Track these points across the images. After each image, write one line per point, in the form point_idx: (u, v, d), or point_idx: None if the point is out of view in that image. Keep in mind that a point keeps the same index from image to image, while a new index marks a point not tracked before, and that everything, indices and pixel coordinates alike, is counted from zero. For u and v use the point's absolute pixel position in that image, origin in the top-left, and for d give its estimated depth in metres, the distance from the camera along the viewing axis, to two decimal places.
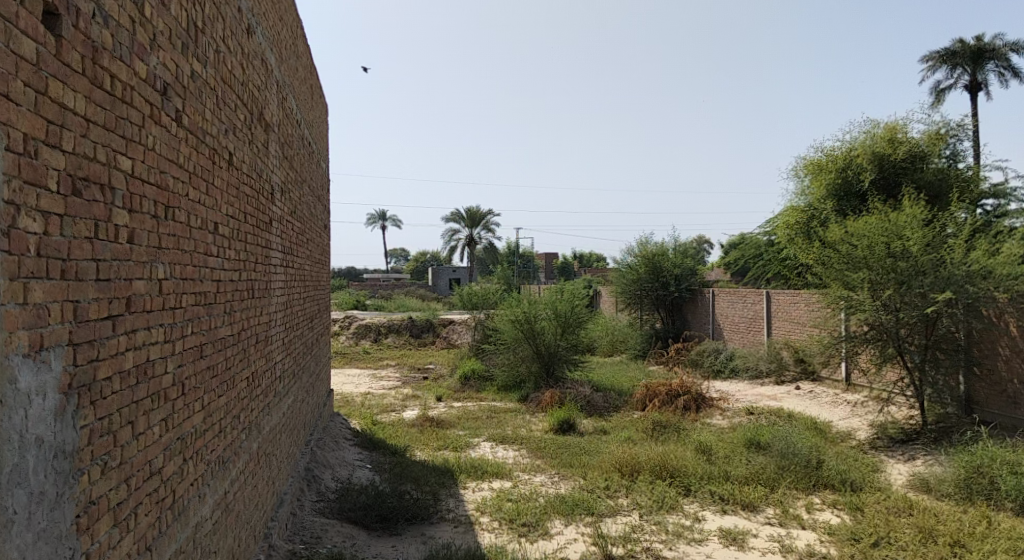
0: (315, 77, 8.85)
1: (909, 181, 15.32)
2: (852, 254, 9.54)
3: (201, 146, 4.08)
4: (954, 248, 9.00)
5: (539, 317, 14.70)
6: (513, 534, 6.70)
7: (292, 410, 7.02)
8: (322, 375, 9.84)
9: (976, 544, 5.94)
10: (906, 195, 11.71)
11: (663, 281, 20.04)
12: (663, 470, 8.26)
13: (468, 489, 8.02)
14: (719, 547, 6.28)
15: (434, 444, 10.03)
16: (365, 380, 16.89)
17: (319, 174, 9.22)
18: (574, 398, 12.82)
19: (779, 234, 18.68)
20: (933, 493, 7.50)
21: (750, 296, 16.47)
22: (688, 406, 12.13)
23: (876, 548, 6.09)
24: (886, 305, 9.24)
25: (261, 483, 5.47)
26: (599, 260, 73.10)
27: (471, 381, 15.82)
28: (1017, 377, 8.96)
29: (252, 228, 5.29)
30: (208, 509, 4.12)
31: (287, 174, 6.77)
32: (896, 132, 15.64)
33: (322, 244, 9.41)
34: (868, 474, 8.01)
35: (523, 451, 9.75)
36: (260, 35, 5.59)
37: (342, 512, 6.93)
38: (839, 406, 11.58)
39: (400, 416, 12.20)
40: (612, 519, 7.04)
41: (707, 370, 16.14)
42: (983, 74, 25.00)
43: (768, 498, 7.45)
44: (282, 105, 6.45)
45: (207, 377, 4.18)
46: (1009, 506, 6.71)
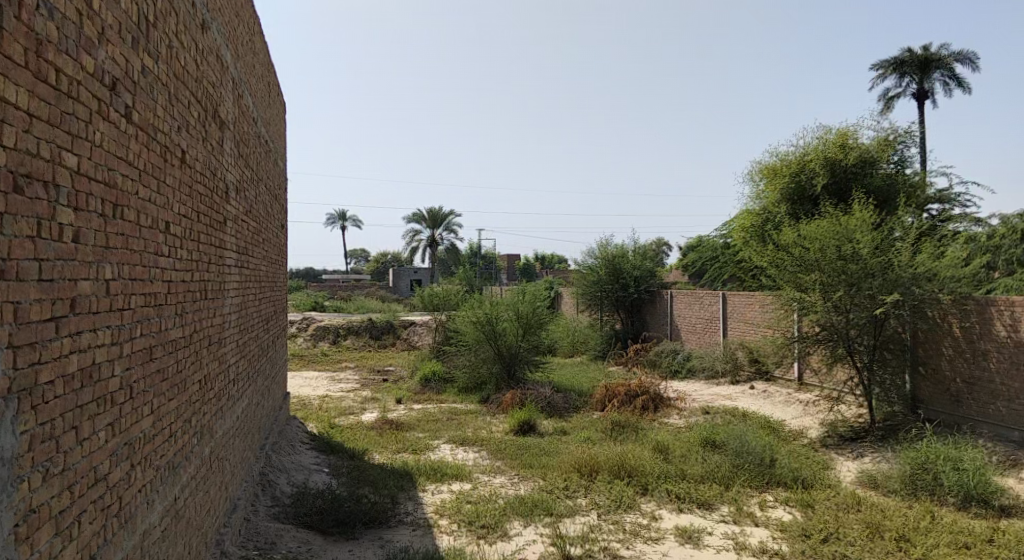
0: (273, 74, 8.70)
1: (859, 186, 15.77)
2: (804, 256, 9.79)
3: (152, 144, 3.98)
4: (901, 251, 9.27)
5: (501, 318, 14.71)
6: (472, 536, 6.68)
7: (245, 413, 6.87)
8: (279, 378, 9.67)
9: (920, 538, 6.13)
10: (856, 201, 12.01)
11: (623, 282, 20.25)
12: (621, 469, 8.33)
13: (428, 492, 7.97)
14: (675, 546, 6.36)
15: (393, 446, 9.93)
16: (323, 383, 16.65)
17: (276, 173, 9.07)
18: (535, 399, 12.81)
19: (735, 237, 19.03)
20: (880, 489, 7.71)
21: (706, 297, 16.74)
22: (646, 406, 12.27)
23: (825, 543, 6.24)
24: (837, 306, 9.51)
25: (214, 487, 5.36)
26: (560, 262, 73.58)
27: (432, 383, 15.74)
28: (960, 376, 9.15)
29: (205, 228, 5.18)
30: (156, 516, 4.01)
31: (242, 173, 6.63)
32: (847, 138, 16.08)
33: (278, 244, 9.26)
34: (819, 471, 8.22)
35: (483, 453, 9.73)
36: (215, 31, 5.47)
37: (298, 516, 6.83)
38: (792, 405, 11.83)
39: (358, 419, 12.07)
40: (571, 519, 7.08)
41: (665, 370, 16.35)
42: (930, 82, 25.86)
43: (722, 496, 7.58)
44: (237, 102, 6.32)
45: (157, 380, 4.08)
46: (951, 500, 6.99)
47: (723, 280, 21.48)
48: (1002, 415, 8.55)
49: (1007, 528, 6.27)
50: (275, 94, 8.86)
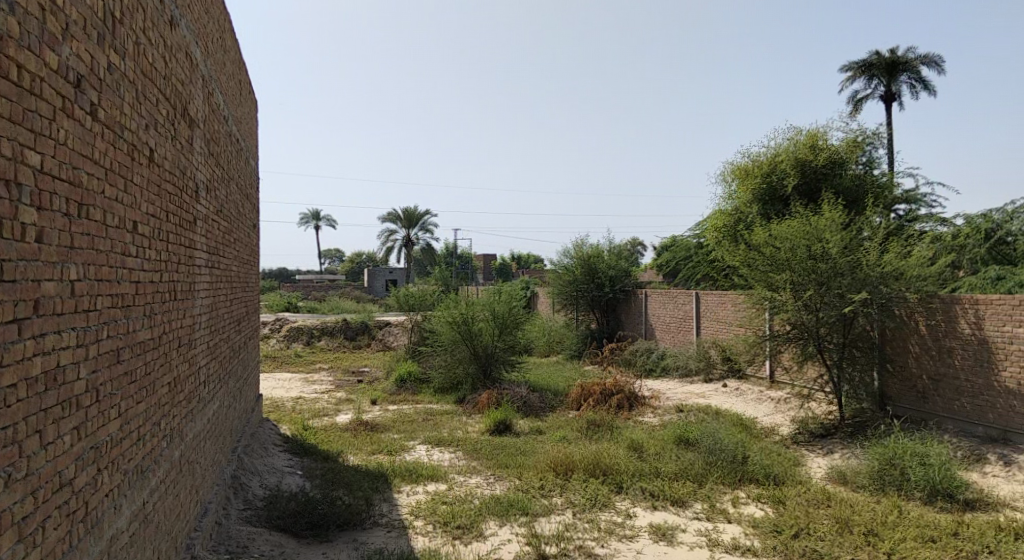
0: (244, 72, 8.58)
1: (829, 186, 16.03)
2: (775, 256, 9.91)
3: (120, 142, 3.91)
4: (869, 250, 9.43)
5: (477, 318, 14.68)
6: (447, 537, 6.66)
7: (217, 416, 6.76)
8: (251, 380, 9.55)
9: (888, 532, 6.24)
10: (825, 201, 12.20)
11: (598, 282, 20.34)
12: (596, 468, 8.36)
13: (403, 493, 7.93)
14: (649, 543, 6.40)
15: (367, 448, 9.86)
16: (297, 385, 16.47)
17: (247, 172, 8.94)
18: (511, 398, 12.79)
19: (708, 237, 19.23)
20: (849, 485, 7.83)
21: (680, 296, 16.89)
22: (621, 404, 12.34)
23: (796, 539, 6.33)
24: (807, 305, 9.65)
25: (184, 491, 5.28)
26: (536, 261, 73.73)
27: (407, 384, 15.67)
28: (926, 373, 9.31)
29: (174, 228, 5.09)
30: (124, 521, 3.94)
31: (212, 171, 6.53)
32: (816, 139, 16.35)
33: (250, 244, 9.14)
34: (790, 468, 8.34)
35: (459, 453, 9.70)
36: (184, 27, 5.39)
37: (271, 520, 6.76)
38: (764, 403, 11.98)
39: (333, 421, 11.97)
40: (546, 518, 7.09)
41: (639, 369, 16.47)
42: (897, 85, 26.37)
43: (696, 493, 7.65)
44: (207, 100, 6.23)
45: (124, 382, 4.00)
46: (918, 495, 7.13)
47: (696, 280, 21.71)
48: (968, 411, 8.73)
49: (972, 522, 6.41)
50: (246, 92, 8.75)
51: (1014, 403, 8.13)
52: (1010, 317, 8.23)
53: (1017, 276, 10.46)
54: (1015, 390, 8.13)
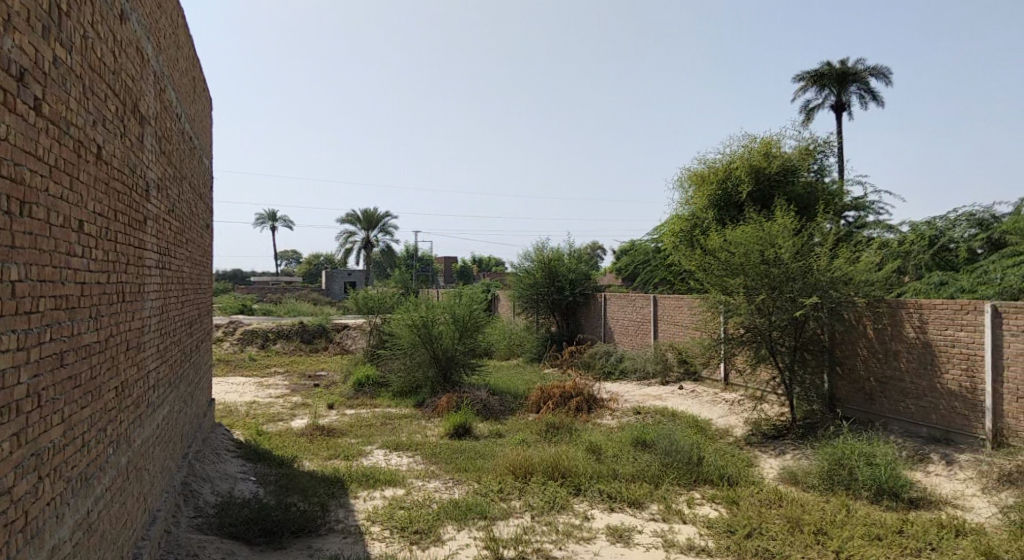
0: (198, 70, 8.39)
1: (782, 193, 16.43)
2: (730, 260, 10.10)
3: (65, 138, 3.79)
4: (820, 256, 9.68)
5: (437, 321, 14.59)
6: (404, 542, 6.61)
7: (166, 421, 6.59)
8: (203, 384, 9.31)
9: (836, 531, 6.40)
10: (779, 207, 12.48)
11: (558, 285, 20.44)
12: (555, 471, 8.39)
13: (360, 498, 7.84)
14: (606, 545, 6.45)
15: (324, 453, 9.72)
16: (251, 389, 16.14)
17: (201, 171, 8.73)
18: (470, 401, 12.75)
19: (666, 241, 19.48)
20: (800, 485, 8.01)
21: (638, 300, 17.07)
22: (580, 407, 12.41)
23: (749, 538, 6.45)
24: (760, 309, 9.86)
25: (131, 499, 5.12)
26: (496, 264, 73.79)
27: (365, 388, 15.51)
28: (873, 375, 9.57)
29: (123, 228, 4.95)
30: (67, 531, 3.80)
31: (164, 170, 6.36)
32: (770, 147, 16.72)
33: (203, 245, 8.93)
34: (744, 468, 8.49)
35: (417, 458, 9.63)
36: (135, 22, 5.24)
37: (222, 527, 6.61)
38: (719, 405, 12.18)
39: (288, 425, 11.77)
40: (505, 521, 7.08)
41: (598, 372, 16.61)
42: (847, 96, 27.16)
43: (652, 494, 7.74)
44: (159, 97, 6.07)
45: (68, 387, 3.87)
46: (865, 494, 7.33)
47: (654, 284, 22.01)
48: (912, 412, 9.01)
49: (916, 519, 6.62)
50: (200, 89, 8.56)
51: (956, 404, 8.43)
52: (952, 321, 8.53)
53: (959, 282, 10.85)
54: (957, 391, 8.43)
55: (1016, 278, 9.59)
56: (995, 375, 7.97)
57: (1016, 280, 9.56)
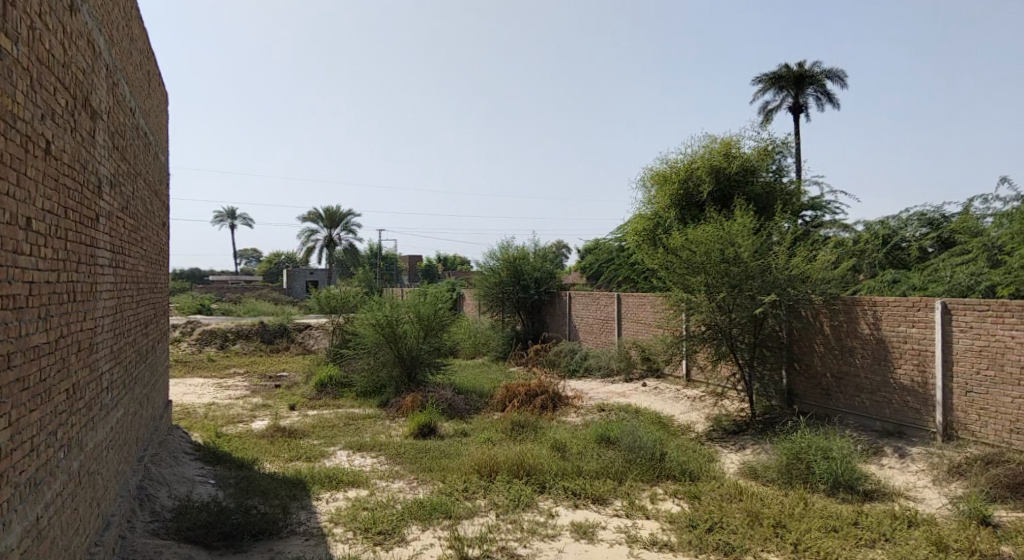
0: (153, 64, 8.19)
1: (741, 193, 16.71)
2: (691, 259, 10.25)
3: (11, 134, 3.66)
4: (778, 255, 9.89)
5: (401, 320, 14.48)
6: (368, 543, 6.54)
7: (121, 424, 6.42)
8: (159, 385, 9.09)
9: (795, 524, 6.54)
10: (738, 207, 12.71)
11: (523, 283, 20.47)
12: (520, 469, 8.40)
13: (322, 500, 7.74)
14: (570, 541, 6.48)
15: (285, 455, 9.57)
16: (209, 390, 15.82)
17: (156, 167, 8.52)
18: (435, 401, 12.69)
19: (629, 240, 19.66)
20: (759, 479, 8.16)
21: (602, 298, 17.19)
22: (545, 405, 12.47)
23: (710, 532, 6.55)
24: (721, 306, 10.01)
25: (83, 504, 4.98)
26: (461, 263, 73.57)
27: (328, 388, 15.33)
28: (830, 371, 9.77)
29: (73, 225, 4.81)
30: (15, 538, 3.68)
31: (117, 166, 6.17)
32: (730, 147, 17.00)
33: (158, 243, 8.72)
34: (705, 463, 8.62)
35: (381, 458, 9.55)
36: (86, 13, 5.10)
37: (180, 532, 6.46)
38: (681, 401, 12.32)
39: (248, 427, 11.56)
40: (469, 520, 7.07)
41: (563, 370, 16.70)
42: (804, 97, 27.74)
43: (616, 490, 7.80)
44: (111, 91, 5.90)
45: (16, 389, 3.75)
46: (822, 487, 7.49)
47: (617, 282, 22.22)
48: (868, 407, 9.23)
49: (870, 511, 6.79)
50: (155, 85, 8.38)
51: (908, 399, 8.66)
52: (904, 317, 8.76)
53: (911, 280, 11.16)
54: (909, 386, 8.67)
55: (964, 276, 9.91)
56: (945, 369, 8.23)
57: (964, 278, 9.88)
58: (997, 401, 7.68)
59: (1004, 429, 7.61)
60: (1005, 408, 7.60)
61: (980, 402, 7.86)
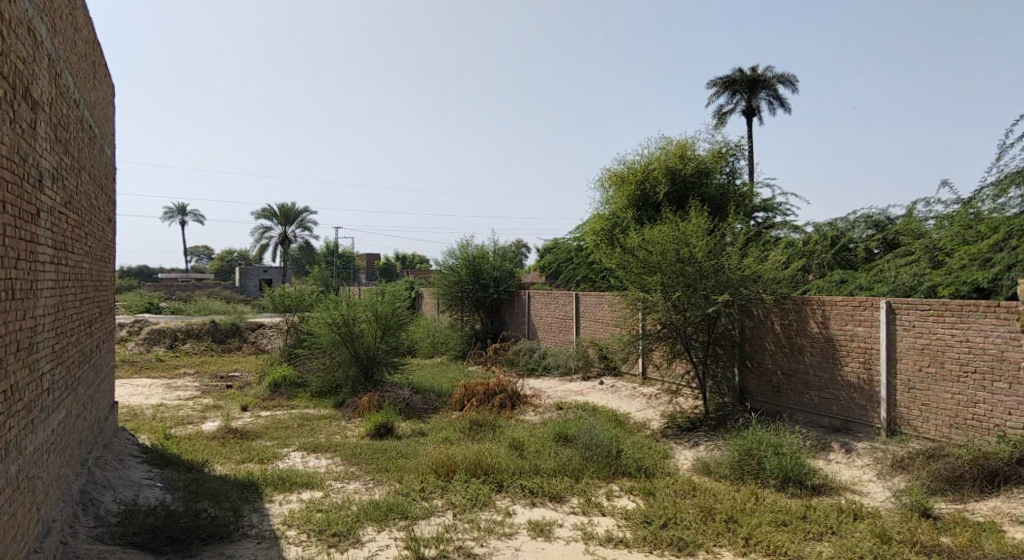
0: (98, 54, 7.92)
1: (696, 194, 16.98)
2: (648, 259, 10.36)
3: None
4: (730, 255, 10.08)
5: (358, 319, 14.31)
6: (322, 545, 6.45)
7: (63, 426, 6.20)
8: (104, 386, 8.80)
9: (746, 519, 6.67)
10: (693, 208, 12.89)
11: (483, 282, 20.44)
12: (477, 468, 8.38)
13: (275, 502, 7.60)
14: (528, 540, 6.49)
15: (237, 456, 9.37)
16: (158, 391, 15.38)
17: (102, 161, 8.24)
18: (392, 401, 12.57)
19: (587, 239, 19.79)
20: (712, 475, 8.31)
21: (560, 297, 17.27)
22: (503, 404, 12.49)
23: (664, 528, 6.64)
24: (676, 305, 10.14)
25: (22, 510, 4.80)
26: (419, 262, 73.07)
27: (282, 388, 15.07)
28: (780, 368, 10.01)
29: (12, 219, 4.63)
30: None
31: (60, 160, 5.96)
32: (685, 149, 17.25)
33: (104, 239, 8.45)
34: (660, 460, 8.74)
35: (336, 459, 9.43)
36: (27, 0, 4.91)
37: (125, 537, 6.27)
38: (637, 399, 12.46)
39: (198, 429, 11.27)
40: (426, 521, 7.03)
41: (522, 369, 16.74)
42: (757, 101, 28.33)
43: (573, 488, 7.85)
44: (54, 82, 5.70)
45: None
46: (773, 482, 7.67)
47: (575, 281, 22.37)
48: (817, 404, 9.47)
49: (818, 505, 6.97)
50: (100, 76, 8.11)
51: (855, 396, 8.91)
52: (851, 316, 9.02)
53: (858, 280, 11.50)
54: (855, 383, 8.92)
55: (908, 277, 10.25)
56: (889, 367, 8.49)
57: (908, 278, 10.21)
58: (938, 397, 7.97)
59: (944, 424, 7.90)
60: (945, 404, 7.89)
61: (922, 398, 8.14)
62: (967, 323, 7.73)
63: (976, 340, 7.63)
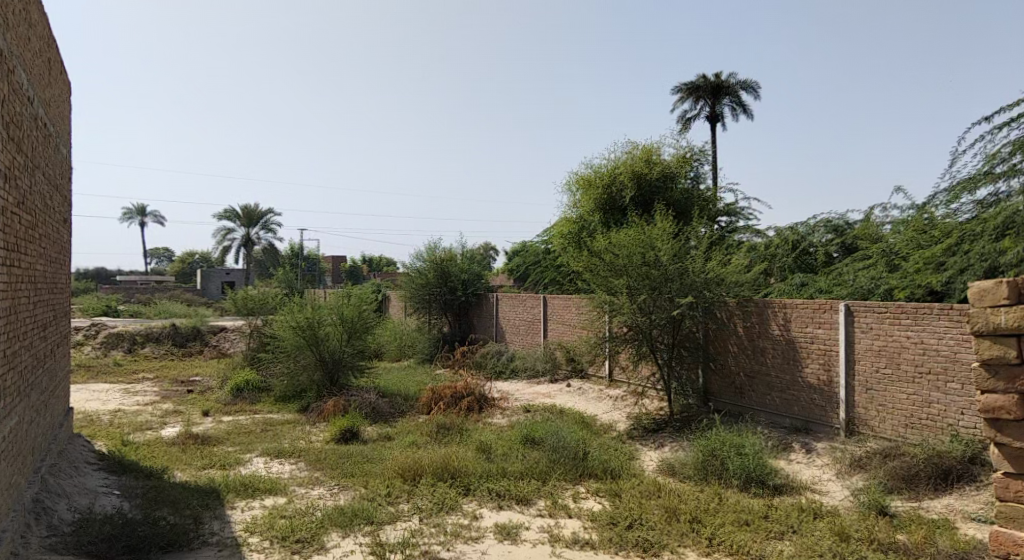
0: (53, 51, 7.73)
1: (662, 198, 17.17)
2: (614, 262, 10.44)
3: None
4: (695, 258, 10.22)
5: (324, 322, 14.14)
6: (285, 552, 6.35)
7: (14, 433, 6.01)
8: (58, 392, 8.56)
9: (710, 519, 6.75)
10: (658, 212, 13.02)
11: (450, 285, 20.39)
12: (444, 471, 8.34)
13: (237, 509, 7.47)
14: (494, 543, 6.48)
15: (197, 463, 9.19)
16: (115, 397, 15.00)
17: (57, 160, 8.02)
18: (358, 405, 12.45)
19: (555, 243, 19.86)
20: (676, 475, 8.41)
21: (528, 300, 17.31)
22: (471, 407, 12.47)
23: (630, 529, 6.68)
24: (642, 308, 10.23)
25: None
26: (387, 264, 72.50)
27: (244, 393, 14.67)
28: (743, 370, 10.18)
29: None
30: None
31: (13, 158, 5.79)
32: (651, 154, 17.47)
33: (59, 241, 8.23)
34: (625, 462, 8.81)
35: (300, 464, 9.30)
36: None
37: (80, 546, 6.11)
38: (604, 400, 12.54)
39: (157, 435, 11.02)
40: (392, 525, 6.97)
41: (490, 371, 16.73)
42: (721, 107, 28.77)
43: (539, 491, 7.86)
44: (7, 78, 5.55)
45: None
46: (735, 482, 7.78)
47: (543, 284, 22.44)
48: (778, 404, 9.64)
49: (780, 505, 7.08)
50: (55, 73, 7.91)
51: (815, 397, 9.09)
52: (811, 319, 9.21)
53: (818, 283, 11.75)
54: (816, 384, 9.10)
55: (865, 280, 10.50)
56: (848, 369, 8.69)
57: (865, 282, 10.47)
58: (894, 398, 8.17)
59: (900, 424, 8.10)
60: (901, 404, 8.10)
61: (879, 399, 8.34)
62: (921, 325, 7.94)
63: (930, 341, 7.84)
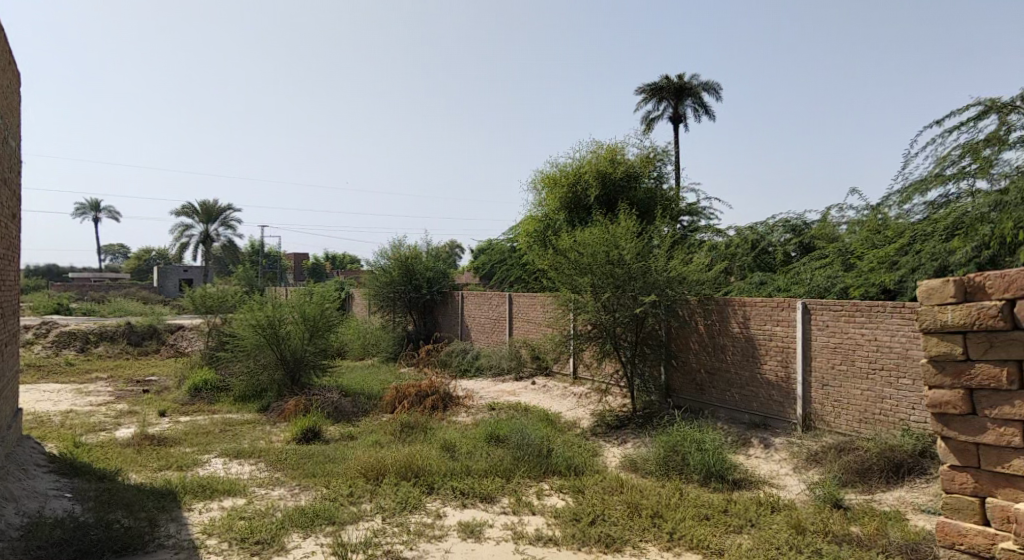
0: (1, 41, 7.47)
1: (626, 198, 17.32)
2: (579, 260, 10.50)
3: None
4: (658, 257, 10.33)
5: (285, 320, 13.93)
6: (244, 554, 6.25)
7: None
8: (7, 392, 8.28)
9: (670, 514, 6.84)
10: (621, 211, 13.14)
11: (415, 283, 20.28)
12: (408, 470, 8.30)
13: (194, 511, 7.33)
14: (457, 541, 6.47)
15: (153, 464, 8.98)
16: (67, 397, 14.57)
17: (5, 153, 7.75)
18: (320, 404, 12.31)
19: (520, 241, 19.90)
20: (639, 471, 8.49)
21: (493, 298, 17.31)
22: (435, 405, 12.43)
23: (593, 525, 6.74)
24: (606, 306, 10.30)
25: None
26: (351, 262, 71.79)
27: (203, 392, 14.43)
28: (703, 366, 10.33)
29: None
30: None
31: None
32: (615, 153, 17.63)
33: (7, 236, 7.94)
34: (589, 458, 8.87)
35: (261, 465, 9.16)
36: None
37: (29, 552, 5.93)
38: (569, 398, 12.62)
39: (111, 436, 10.74)
40: (354, 526, 6.91)
41: (454, 369, 16.69)
42: (683, 107, 29.12)
43: (503, 488, 7.87)
44: None
45: None
46: (695, 477, 7.89)
47: (508, 282, 22.45)
48: (737, 400, 9.79)
49: (739, 499, 7.21)
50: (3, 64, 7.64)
51: (774, 393, 9.27)
52: (769, 317, 9.39)
53: (777, 282, 11.97)
54: (774, 381, 9.28)
55: (822, 279, 10.73)
56: (805, 365, 8.87)
57: (822, 280, 10.70)
58: (849, 393, 8.37)
59: (855, 419, 8.30)
60: (856, 400, 8.30)
61: (834, 395, 8.54)
62: (875, 323, 8.14)
63: (883, 338, 8.06)
